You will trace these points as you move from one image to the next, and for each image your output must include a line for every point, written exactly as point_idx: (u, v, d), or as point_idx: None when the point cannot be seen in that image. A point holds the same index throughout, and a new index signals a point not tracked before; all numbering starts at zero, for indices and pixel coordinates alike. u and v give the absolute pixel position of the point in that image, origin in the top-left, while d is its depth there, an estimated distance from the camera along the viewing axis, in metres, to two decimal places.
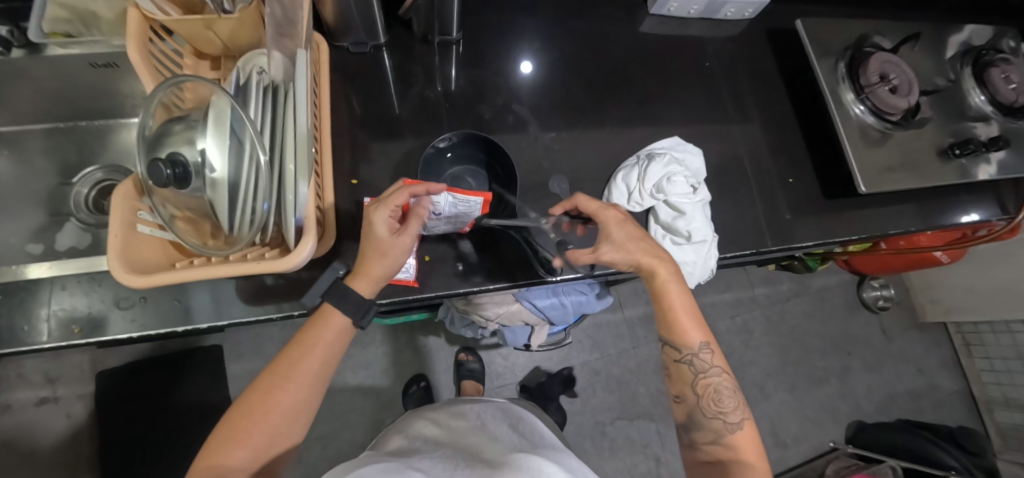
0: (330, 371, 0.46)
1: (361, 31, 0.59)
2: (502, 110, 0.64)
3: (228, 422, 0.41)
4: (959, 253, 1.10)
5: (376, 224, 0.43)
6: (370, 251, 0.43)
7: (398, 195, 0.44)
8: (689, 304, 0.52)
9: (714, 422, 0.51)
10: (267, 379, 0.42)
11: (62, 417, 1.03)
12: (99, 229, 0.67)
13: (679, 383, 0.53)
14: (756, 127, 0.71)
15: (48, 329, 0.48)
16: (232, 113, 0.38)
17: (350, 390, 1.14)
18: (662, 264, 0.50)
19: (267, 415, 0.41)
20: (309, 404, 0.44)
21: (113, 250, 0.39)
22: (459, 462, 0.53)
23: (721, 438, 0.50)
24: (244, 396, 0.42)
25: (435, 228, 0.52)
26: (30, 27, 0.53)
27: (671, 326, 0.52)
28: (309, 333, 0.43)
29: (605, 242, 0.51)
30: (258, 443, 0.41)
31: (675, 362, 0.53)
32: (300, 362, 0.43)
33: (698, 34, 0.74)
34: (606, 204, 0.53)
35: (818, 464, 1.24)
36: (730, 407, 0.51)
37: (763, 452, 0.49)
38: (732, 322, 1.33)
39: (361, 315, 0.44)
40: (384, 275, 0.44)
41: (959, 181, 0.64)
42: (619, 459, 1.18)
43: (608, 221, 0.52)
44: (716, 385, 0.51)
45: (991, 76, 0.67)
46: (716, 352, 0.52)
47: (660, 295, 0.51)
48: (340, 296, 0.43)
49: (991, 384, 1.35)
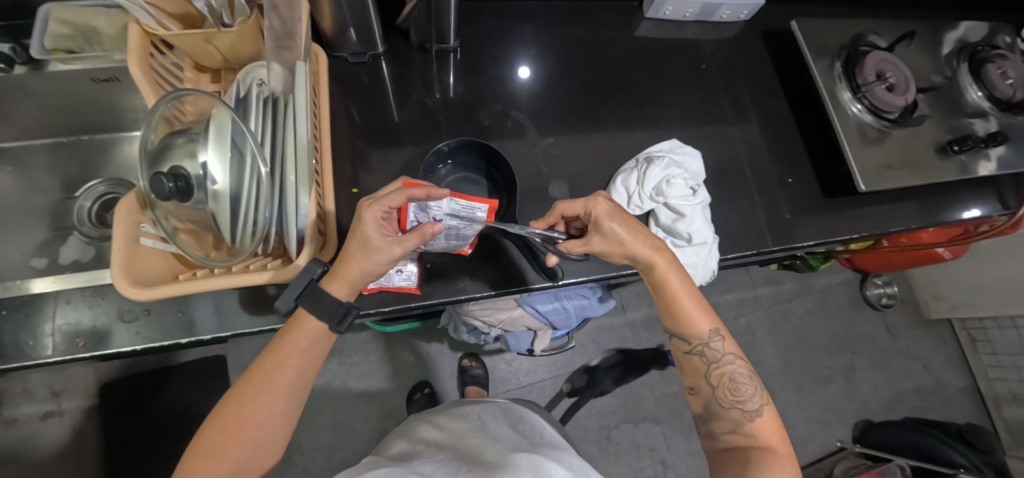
0: (308, 380, 0.46)
1: (360, 41, 0.60)
2: (501, 117, 0.65)
3: (202, 437, 0.41)
4: (961, 249, 1.09)
5: (366, 222, 0.42)
6: (353, 251, 0.43)
7: (398, 194, 0.43)
8: (693, 293, 0.52)
9: (733, 412, 0.51)
10: (241, 392, 0.42)
11: (67, 430, 1.03)
12: (103, 242, 0.68)
13: (692, 374, 0.54)
14: (754, 128, 0.71)
15: (53, 343, 0.48)
16: (233, 126, 0.38)
17: (353, 398, 1.14)
18: (661, 256, 0.50)
19: (243, 428, 0.41)
20: (288, 414, 0.44)
21: (118, 264, 0.39)
22: (460, 465, 0.53)
23: (741, 427, 0.50)
24: (219, 410, 0.42)
25: (437, 242, 0.51)
26: (32, 44, 0.54)
27: (679, 319, 0.53)
28: (281, 342, 0.43)
29: (596, 233, 0.50)
30: (237, 456, 0.41)
31: (685, 353, 0.54)
32: (273, 373, 0.42)
33: (694, 37, 0.74)
34: (590, 196, 0.50)
35: (826, 464, 1.24)
36: (747, 395, 0.51)
37: (786, 436, 0.49)
38: (735, 322, 1.33)
39: (337, 322, 0.44)
40: (361, 280, 0.44)
41: (960, 177, 0.63)
42: (625, 463, 1.17)
43: (599, 214, 0.49)
44: (732, 374, 0.52)
45: (988, 73, 0.67)
46: (727, 339, 0.53)
47: (663, 286, 0.51)
48: (314, 300, 0.43)
49: (997, 380, 1.35)
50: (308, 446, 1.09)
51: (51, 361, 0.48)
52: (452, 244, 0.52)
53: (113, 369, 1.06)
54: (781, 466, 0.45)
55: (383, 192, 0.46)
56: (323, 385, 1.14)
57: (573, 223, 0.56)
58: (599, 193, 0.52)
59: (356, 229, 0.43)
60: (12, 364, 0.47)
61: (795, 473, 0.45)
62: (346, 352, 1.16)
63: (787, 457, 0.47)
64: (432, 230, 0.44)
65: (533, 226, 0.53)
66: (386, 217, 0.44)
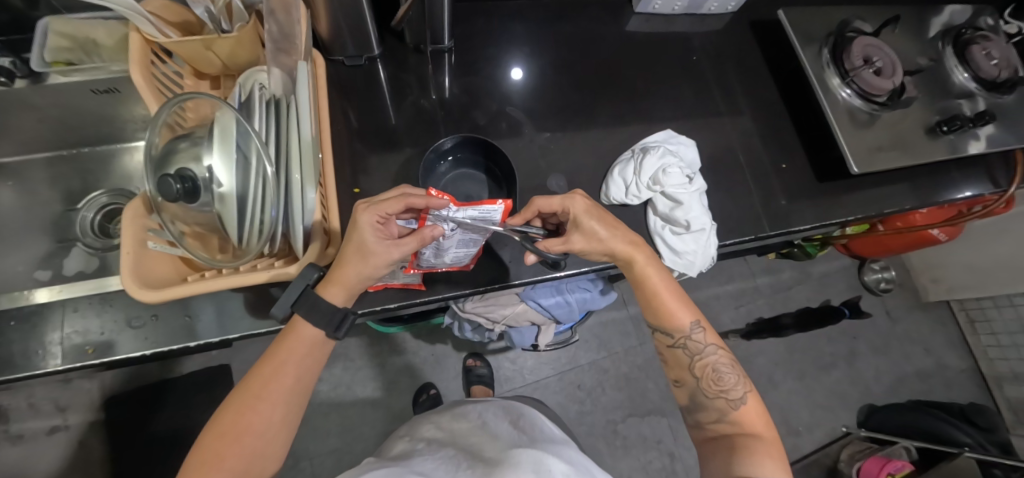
0: (306, 386, 0.47)
1: (355, 45, 0.61)
2: (497, 115, 0.66)
3: (201, 447, 0.42)
4: (955, 230, 1.09)
5: (363, 227, 0.43)
6: (348, 256, 0.44)
7: (398, 201, 0.44)
8: (672, 286, 0.53)
9: (718, 401, 0.52)
10: (239, 401, 0.43)
11: (72, 446, 1.02)
12: (107, 253, 0.68)
13: (676, 367, 0.55)
14: (746, 118, 0.72)
15: (61, 352, 0.49)
16: (238, 128, 0.39)
17: (359, 402, 1.14)
18: (639, 251, 0.51)
19: (240, 436, 0.42)
20: (287, 421, 0.45)
21: (126, 267, 0.40)
22: (461, 462, 0.54)
23: (726, 416, 0.51)
24: (218, 419, 0.43)
25: (447, 254, 0.50)
26: (32, 57, 0.55)
27: (660, 313, 0.54)
28: (278, 348, 0.45)
29: (576, 231, 0.50)
30: (237, 463, 0.42)
31: (669, 347, 0.55)
32: (270, 381, 0.44)
33: (684, 30, 0.75)
34: (568, 193, 0.51)
35: (832, 450, 1.24)
36: (731, 384, 0.52)
37: (770, 422, 0.50)
38: (736, 312, 1.33)
39: (335, 328, 0.46)
40: (356, 284, 0.45)
41: (949, 156, 0.65)
42: (633, 457, 1.18)
43: (577, 211, 0.50)
44: (714, 364, 0.53)
45: (973, 55, 0.68)
46: (708, 330, 0.54)
47: (642, 281, 0.52)
48: (310, 306, 0.44)
49: (998, 359, 1.36)
50: (316, 452, 1.09)
51: (59, 369, 0.48)
52: (462, 253, 0.52)
53: (118, 382, 1.06)
54: (767, 455, 0.46)
55: (381, 198, 0.47)
56: (329, 390, 1.14)
57: (550, 219, 0.57)
58: (577, 191, 0.53)
59: (353, 234, 0.43)
60: (21, 373, 0.47)
61: (782, 461, 0.46)
62: (350, 356, 1.17)
63: (772, 443, 0.48)
64: (431, 233, 0.43)
65: (509, 222, 0.50)
66: (382, 222, 0.45)
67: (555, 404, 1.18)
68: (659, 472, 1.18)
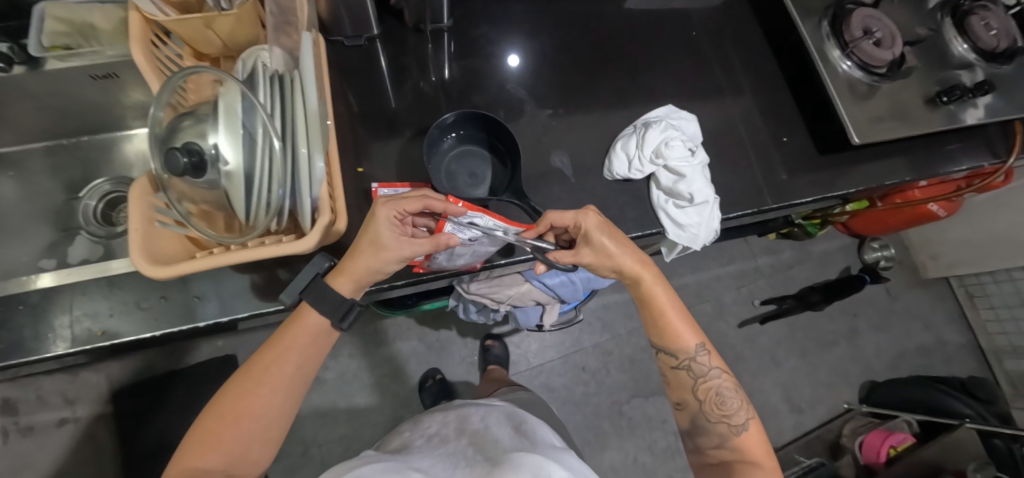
0: (308, 374, 0.48)
1: (353, 25, 0.60)
2: (497, 94, 0.66)
3: (203, 423, 0.43)
4: (953, 205, 1.09)
5: (380, 221, 0.44)
6: (361, 248, 0.44)
7: (418, 201, 0.45)
8: (677, 304, 0.54)
9: (719, 426, 0.52)
10: (240, 384, 0.44)
11: (83, 438, 1.03)
12: (112, 240, 0.69)
13: (679, 389, 0.55)
14: (747, 93, 0.72)
15: (70, 335, 0.49)
16: (243, 102, 0.39)
17: (366, 388, 1.15)
18: (647, 270, 0.52)
19: (239, 419, 0.43)
20: (287, 408, 0.46)
21: (135, 245, 0.40)
22: (458, 460, 0.55)
23: (727, 441, 0.52)
24: (220, 399, 0.44)
25: (460, 259, 0.53)
26: (30, 42, 0.54)
27: (666, 335, 0.54)
28: (283, 334, 0.45)
29: (586, 245, 0.50)
30: (234, 446, 0.43)
31: (672, 368, 0.55)
32: (272, 366, 0.44)
33: (682, 6, 0.75)
34: (580, 209, 0.50)
35: (833, 427, 1.27)
36: (733, 409, 0.52)
37: (772, 451, 0.51)
38: (738, 293, 1.34)
39: (340, 318, 0.46)
40: (365, 278, 0.45)
41: (948, 125, 0.65)
42: (639, 436, 1.19)
43: (589, 227, 0.49)
44: (717, 388, 0.53)
45: (971, 26, 0.68)
46: (713, 353, 0.54)
47: (648, 300, 0.54)
48: (318, 294, 0.45)
49: (997, 333, 1.37)
50: (325, 438, 1.10)
51: (69, 352, 0.48)
52: (472, 260, 0.54)
53: (126, 375, 1.07)
54: None
55: (402, 194, 0.48)
56: (336, 379, 1.14)
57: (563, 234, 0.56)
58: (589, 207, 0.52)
59: (369, 227, 0.44)
60: (35, 356, 0.48)
61: None
62: (355, 344, 1.17)
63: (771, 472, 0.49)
64: (447, 240, 0.46)
65: (522, 234, 0.52)
66: (399, 219, 0.46)
67: (561, 387, 1.20)
68: (665, 451, 1.19)
